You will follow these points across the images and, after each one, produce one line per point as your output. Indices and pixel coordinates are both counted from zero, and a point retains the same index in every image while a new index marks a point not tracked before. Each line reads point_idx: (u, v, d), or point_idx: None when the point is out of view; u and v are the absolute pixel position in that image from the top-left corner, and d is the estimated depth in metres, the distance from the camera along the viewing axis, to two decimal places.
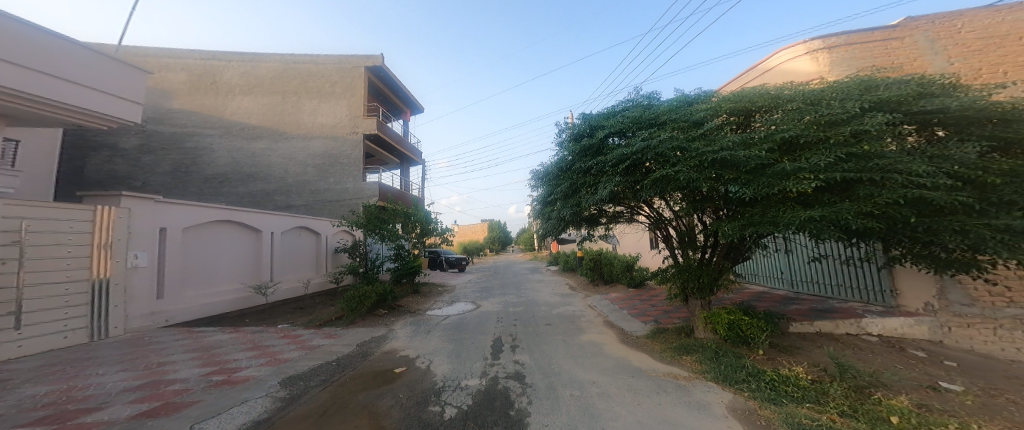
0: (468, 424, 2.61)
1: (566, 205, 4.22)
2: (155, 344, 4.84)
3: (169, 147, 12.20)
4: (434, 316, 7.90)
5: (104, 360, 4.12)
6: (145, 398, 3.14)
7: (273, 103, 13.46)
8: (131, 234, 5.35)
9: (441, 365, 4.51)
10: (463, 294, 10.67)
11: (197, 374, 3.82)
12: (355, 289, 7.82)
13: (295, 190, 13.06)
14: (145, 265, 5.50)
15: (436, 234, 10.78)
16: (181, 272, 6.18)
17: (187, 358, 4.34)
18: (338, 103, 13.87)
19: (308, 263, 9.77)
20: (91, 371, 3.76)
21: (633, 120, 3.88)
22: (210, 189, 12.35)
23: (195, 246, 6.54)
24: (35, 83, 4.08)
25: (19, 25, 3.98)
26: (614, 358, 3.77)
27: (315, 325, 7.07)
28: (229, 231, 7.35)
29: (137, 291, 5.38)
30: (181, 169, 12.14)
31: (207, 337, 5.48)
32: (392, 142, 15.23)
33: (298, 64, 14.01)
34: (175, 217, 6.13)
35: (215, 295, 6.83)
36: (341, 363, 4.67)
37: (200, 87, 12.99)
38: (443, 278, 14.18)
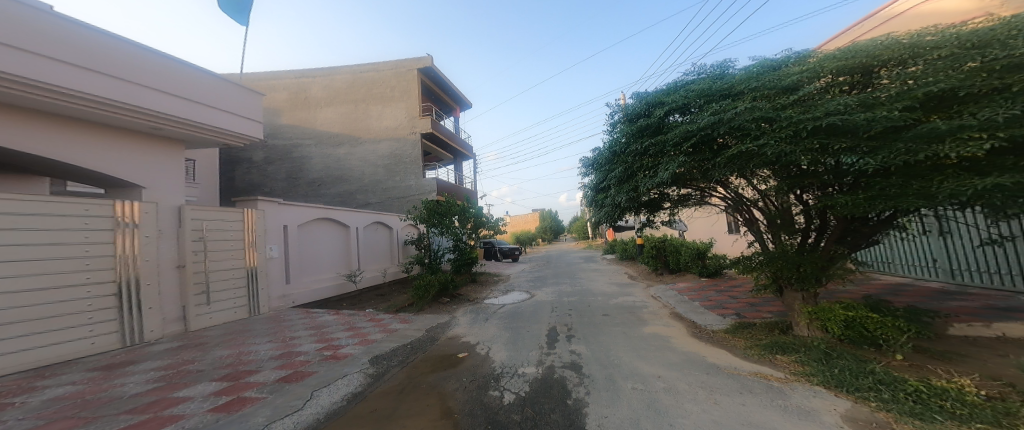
0: (527, 410, 2.67)
1: (621, 191, 4.02)
2: (287, 321, 5.76)
3: (282, 157, 14.30)
4: (491, 304, 8.19)
5: (257, 331, 5.03)
6: (284, 366, 3.73)
7: (348, 112, 14.77)
8: (267, 230, 6.47)
9: (499, 352, 4.67)
10: (517, 283, 10.85)
11: (314, 348, 4.44)
12: (420, 278, 8.44)
13: (371, 189, 14.30)
14: (277, 256, 6.65)
15: (489, 226, 11.23)
16: (299, 261, 7.29)
17: (306, 334, 5.06)
18: (398, 106, 14.75)
19: (384, 255, 10.72)
20: (251, 339, 4.60)
21: (699, 93, 3.55)
22: (313, 191, 14.23)
23: (305, 240, 7.59)
24: (195, 112, 5.17)
25: (171, 63, 4.94)
26: (683, 353, 3.53)
27: (392, 310, 7.76)
28: (329, 226, 8.37)
29: (274, 277, 6.57)
30: (293, 175, 14.22)
31: (319, 317, 6.35)
32: (445, 139, 15.87)
33: (367, 73, 15.16)
34: (292, 215, 7.19)
35: (322, 281, 7.89)
36: (414, 346, 5.09)
37: (297, 102, 14.75)
38: (500, 268, 14.59)
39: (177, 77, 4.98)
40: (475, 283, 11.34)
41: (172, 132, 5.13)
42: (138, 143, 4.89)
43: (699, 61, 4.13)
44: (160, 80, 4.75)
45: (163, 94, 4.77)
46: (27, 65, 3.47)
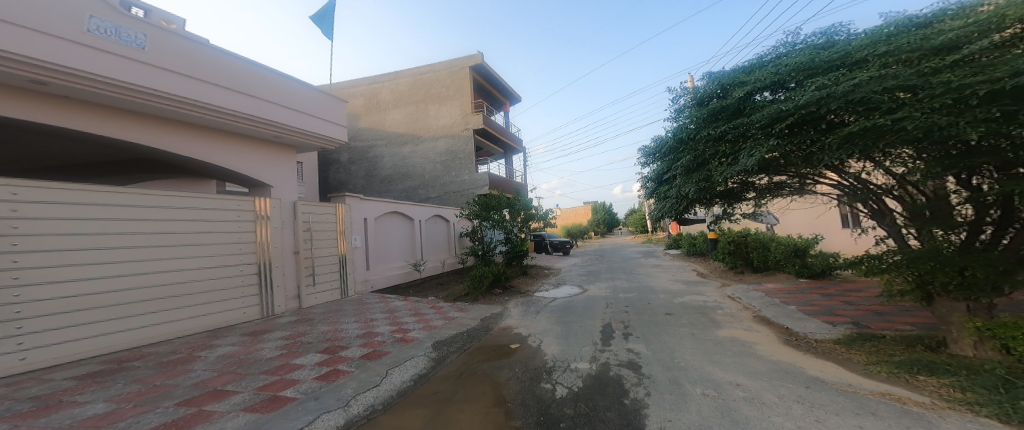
0: (581, 405, 2.62)
1: (690, 181, 3.78)
2: (368, 306, 6.64)
3: (360, 158, 15.90)
4: (544, 297, 8.21)
5: (348, 312, 6.03)
6: (366, 345, 4.33)
7: (410, 113, 15.75)
8: (352, 222, 7.70)
9: (551, 345, 4.65)
10: (569, 277, 10.71)
11: (388, 331, 5.03)
12: (476, 269, 8.72)
13: (431, 184, 15.13)
14: (360, 245, 7.85)
15: (538, 219, 11.33)
16: (377, 250, 8.41)
17: (381, 318, 5.70)
18: (452, 104, 15.29)
19: (444, 246, 11.46)
20: (341, 321, 5.42)
21: (795, 67, 3.11)
22: (383, 187, 15.55)
23: (381, 231, 8.65)
24: (297, 117, 6.24)
25: (280, 77, 6.01)
26: (771, 363, 3.18)
27: (451, 299, 8.16)
28: (399, 219, 9.30)
29: (357, 263, 7.79)
30: (370, 173, 15.72)
31: (392, 303, 7.11)
32: (496, 133, 16.13)
33: (428, 74, 15.90)
34: (372, 209, 8.34)
35: (393, 269, 8.88)
36: (470, 334, 5.29)
37: (370, 106, 16.23)
38: (550, 261, 14.52)
39: (292, 93, 6.22)
40: (526, 276, 11.42)
41: (290, 141, 6.46)
42: (270, 149, 6.28)
43: (798, 29, 3.60)
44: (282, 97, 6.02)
45: (272, 103, 5.83)
46: (205, 93, 4.79)
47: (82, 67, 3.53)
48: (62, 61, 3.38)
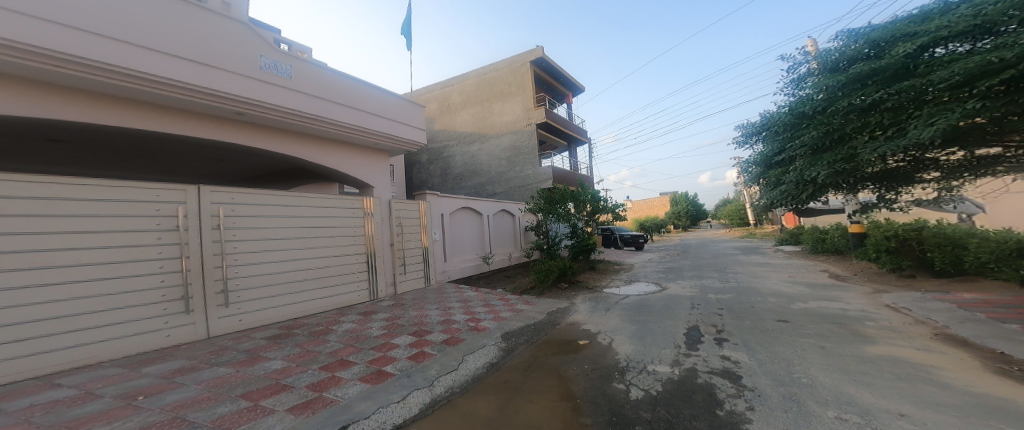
0: (662, 414, 2.39)
1: (886, 144, 4.43)
2: (446, 295, 8.23)
3: (435, 158, 17.18)
4: (615, 294, 7.82)
5: (431, 300, 7.67)
6: (447, 332, 5.48)
7: (476, 112, 16.38)
8: (430, 220, 9.79)
9: (624, 345, 4.37)
10: (644, 274, 10.01)
11: (465, 320, 6.08)
12: (541, 263, 8.74)
13: (497, 180, 15.55)
14: (436, 238, 9.87)
15: (607, 212, 10.88)
16: (449, 244, 10.31)
17: (460, 310, 6.76)
18: (515, 100, 15.43)
19: (510, 241, 12.72)
20: (427, 310, 6.78)
21: (963, 28, 4.04)
22: (455, 185, 16.51)
23: (453, 227, 10.52)
24: (389, 124, 8.66)
25: (377, 94, 8.52)
26: (946, 395, 2.50)
27: (517, 292, 8.30)
28: (468, 214, 11.19)
29: (435, 255, 9.84)
30: (444, 172, 16.87)
31: (465, 292, 8.57)
32: (559, 126, 15.82)
33: (494, 72, 16.21)
34: (445, 208, 10.26)
35: (463, 260, 10.67)
36: (537, 327, 5.43)
37: (442, 109, 17.38)
38: (621, 256, 13.78)
39: (377, 100, 8.45)
40: (593, 270, 11.11)
41: (382, 145, 8.81)
42: (367, 152, 8.75)
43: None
44: (371, 105, 8.24)
45: (371, 115, 8.32)
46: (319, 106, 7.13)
47: (254, 96, 6.11)
48: (245, 91, 5.97)
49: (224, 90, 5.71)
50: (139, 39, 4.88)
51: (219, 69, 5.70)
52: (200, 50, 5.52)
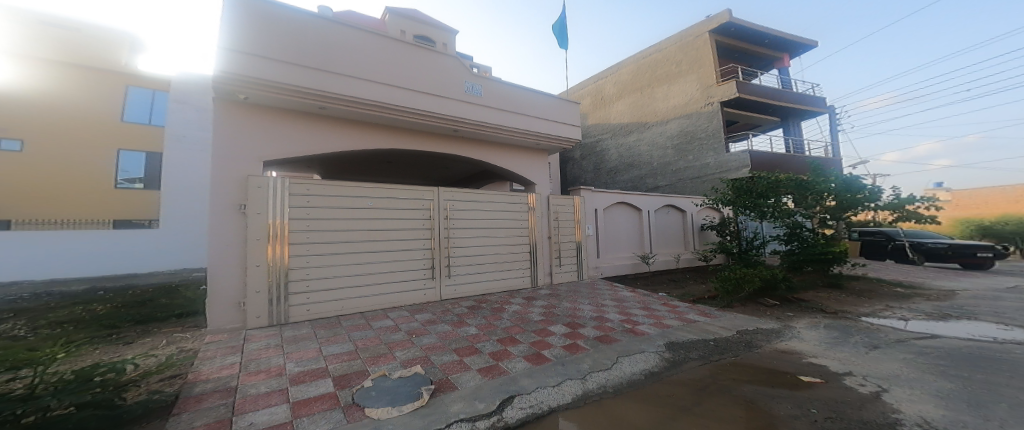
0: None
1: None
2: (595, 291, 7.23)
3: (590, 153, 16.77)
4: (882, 326, 5.15)
5: (580, 295, 6.82)
6: (599, 329, 4.94)
7: (634, 101, 14.88)
8: (585, 213, 8.66)
9: (906, 399, 2.79)
10: (960, 310, 6.10)
11: (618, 319, 5.40)
12: (730, 269, 6.91)
13: (660, 172, 13.63)
14: (591, 233, 8.73)
15: (862, 207, 7.62)
16: (605, 240, 9.02)
17: (612, 307, 6.08)
18: (687, 79, 13.04)
19: (677, 238, 10.60)
20: (577, 302, 6.27)
21: None
22: (610, 179, 15.61)
23: (609, 221, 9.25)
24: (567, 131, 8.05)
25: (557, 102, 7.99)
26: None
27: (689, 299, 6.93)
28: (625, 208, 9.64)
29: (589, 251, 8.61)
30: (600, 167, 16.28)
31: (619, 292, 7.26)
32: (760, 98, 12.42)
33: (669, 50, 13.93)
34: (600, 200, 9.07)
35: (620, 259, 9.29)
36: (719, 345, 4.45)
37: (597, 103, 16.78)
38: (884, 275, 9.21)
39: (549, 103, 7.81)
40: (827, 286, 8.00)
41: (554, 149, 8.17)
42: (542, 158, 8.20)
43: None
44: (545, 110, 7.70)
45: (552, 122, 7.80)
46: (508, 119, 7.04)
47: (460, 113, 6.36)
48: (454, 111, 6.24)
49: (439, 113, 6.09)
50: (382, 77, 5.60)
51: (437, 95, 6.11)
52: (423, 80, 6.03)
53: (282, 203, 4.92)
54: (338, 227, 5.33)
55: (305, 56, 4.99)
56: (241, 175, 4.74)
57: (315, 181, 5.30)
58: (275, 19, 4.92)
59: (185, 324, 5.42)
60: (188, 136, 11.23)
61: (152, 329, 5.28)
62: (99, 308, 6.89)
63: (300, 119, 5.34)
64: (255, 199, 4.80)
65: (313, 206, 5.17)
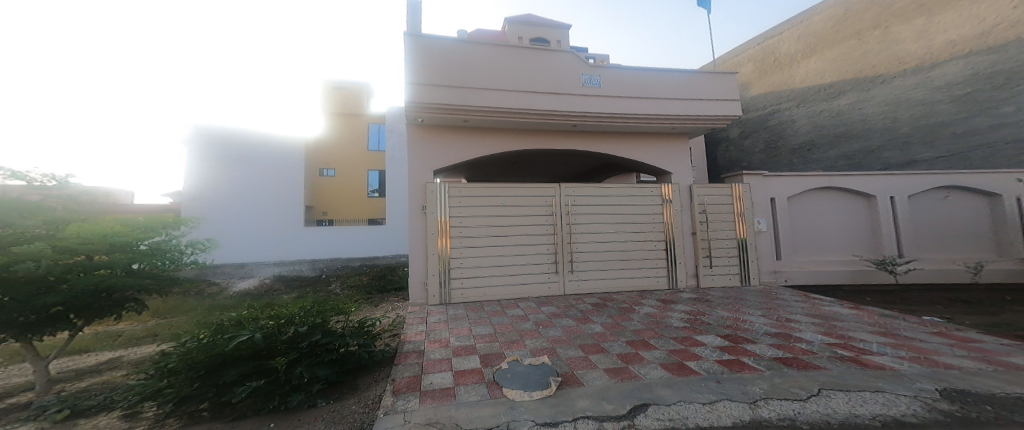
0: None
1: None
2: (782, 300, 6.99)
3: (764, 128, 14.22)
4: None
5: (753, 305, 6.83)
6: (780, 348, 4.01)
7: (843, 54, 14.30)
8: (756, 204, 8.16)
9: None
10: None
11: (823, 345, 4.18)
12: None
13: (918, 139, 9.81)
14: (765, 229, 8.13)
15: None
16: (806, 237, 8.22)
17: (805, 323, 5.25)
18: (966, 7, 11.22)
19: (950, 238, 7.87)
20: (750, 313, 6.36)
21: None
22: (800, 159, 12.31)
23: (805, 214, 8.21)
24: (722, 105, 8.16)
25: (720, 79, 8.30)
26: None
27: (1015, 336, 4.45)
28: (831, 196, 8.26)
29: (765, 252, 8.12)
30: (771, 146, 13.54)
31: (820, 306, 6.61)
32: None
33: (833, 22, 15.94)
34: (780, 187, 8.27)
35: (834, 263, 8.00)
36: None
37: (768, 69, 17.50)
38: None
39: (674, 82, 8.10)
40: None
41: (682, 128, 8.41)
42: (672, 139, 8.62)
43: None
44: (666, 91, 8.00)
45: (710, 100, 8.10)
46: (640, 106, 7.89)
47: (575, 109, 7.64)
48: (570, 107, 7.56)
49: (555, 109, 7.46)
50: (509, 87, 7.36)
51: (552, 93, 7.49)
52: (520, 82, 7.43)
53: (445, 202, 7.35)
54: (483, 219, 7.53)
55: (450, 78, 7.00)
56: (423, 183, 7.36)
57: (465, 185, 7.52)
58: (440, 54, 7.09)
59: (397, 293, 10.35)
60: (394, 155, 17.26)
61: (384, 297, 10.07)
62: (363, 278, 13.15)
63: (479, 130, 7.81)
64: (431, 200, 7.36)
65: (464, 214, 7.42)
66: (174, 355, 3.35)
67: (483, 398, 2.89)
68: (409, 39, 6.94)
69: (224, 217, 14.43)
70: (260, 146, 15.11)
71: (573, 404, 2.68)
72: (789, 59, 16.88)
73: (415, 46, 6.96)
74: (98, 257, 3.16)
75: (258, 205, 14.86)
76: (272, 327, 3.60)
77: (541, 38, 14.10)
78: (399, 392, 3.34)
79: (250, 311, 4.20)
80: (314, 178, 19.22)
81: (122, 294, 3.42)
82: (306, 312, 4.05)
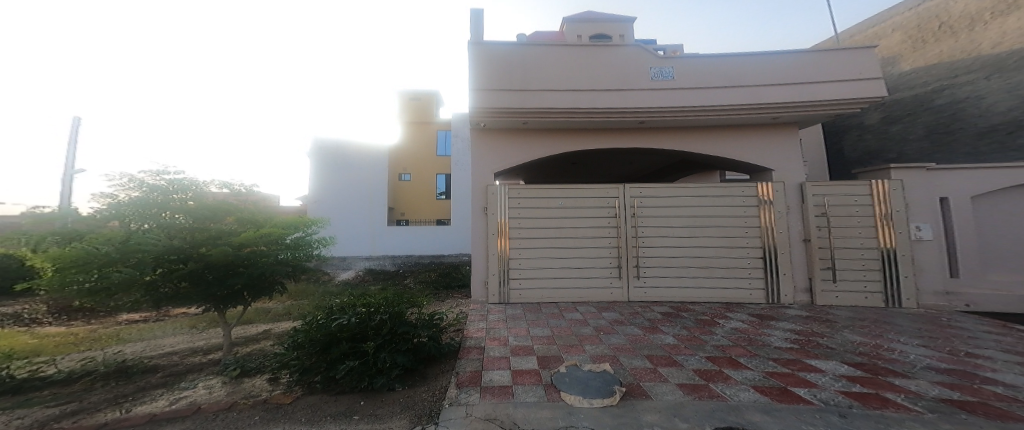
0: None
1: None
2: (957, 328, 5.53)
3: (916, 110, 10.70)
4: None
5: (901, 328, 5.59)
6: (954, 400, 3.45)
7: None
8: (907, 204, 6.60)
9: None
10: None
11: (939, 381, 3.91)
12: None
13: None
14: (928, 238, 6.50)
15: None
16: (980, 252, 6.37)
17: (928, 348, 4.87)
18: None
19: None
20: (892, 336, 5.31)
21: None
22: (993, 145, 9.01)
23: (992, 218, 6.41)
24: (836, 88, 6.65)
25: (837, 54, 6.77)
26: None
27: None
28: (1000, 195, 6.44)
29: (925, 266, 6.49)
30: (940, 129, 9.98)
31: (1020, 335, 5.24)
32: None
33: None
34: (954, 185, 6.50)
35: None
36: None
37: (928, 36, 12.42)
38: None
39: (774, 67, 6.83)
40: None
41: (790, 117, 7.01)
42: (778, 131, 7.27)
43: None
44: (764, 76, 6.79)
45: (816, 82, 6.68)
46: (726, 95, 6.78)
47: (649, 103, 6.81)
48: (640, 102, 6.80)
49: (623, 106, 6.82)
50: (567, 85, 6.89)
51: (618, 89, 6.88)
52: (597, 78, 6.94)
53: (504, 206, 7.23)
54: (548, 220, 7.30)
55: (514, 81, 6.83)
56: (483, 185, 7.31)
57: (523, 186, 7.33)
58: (500, 58, 6.98)
59: (461, 291, 10.66)
60: (461, 161, 19.95)
61: (450, 293, 10.43)
62: (432, 275, 14.44)
63: (546, 135, 7.52)
64: (492, 201, 7.26)
65: (522, 217, 7.29)
66: (301, 332, 4.00)
67: (541, 400, 3.41)
68: (471, 46, 6.99)
69: (339, 216, 18.73)
70: (359, 157, 19.23)
71: (640, 418, 3.02)
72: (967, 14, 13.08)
73: (476, 53, 6.98)
74: (248, 249, 4.32)
75: (358, 205, 18.92)
76: (365, 314, 4.02)
77: (601, 35, 16.22)
78: (465, 386, 3.73)
79: (353, 297, 4.54)
80: (395, 182, 22.15)
81: (271, 281, 4.78)
82: (390, 300, 4.32)
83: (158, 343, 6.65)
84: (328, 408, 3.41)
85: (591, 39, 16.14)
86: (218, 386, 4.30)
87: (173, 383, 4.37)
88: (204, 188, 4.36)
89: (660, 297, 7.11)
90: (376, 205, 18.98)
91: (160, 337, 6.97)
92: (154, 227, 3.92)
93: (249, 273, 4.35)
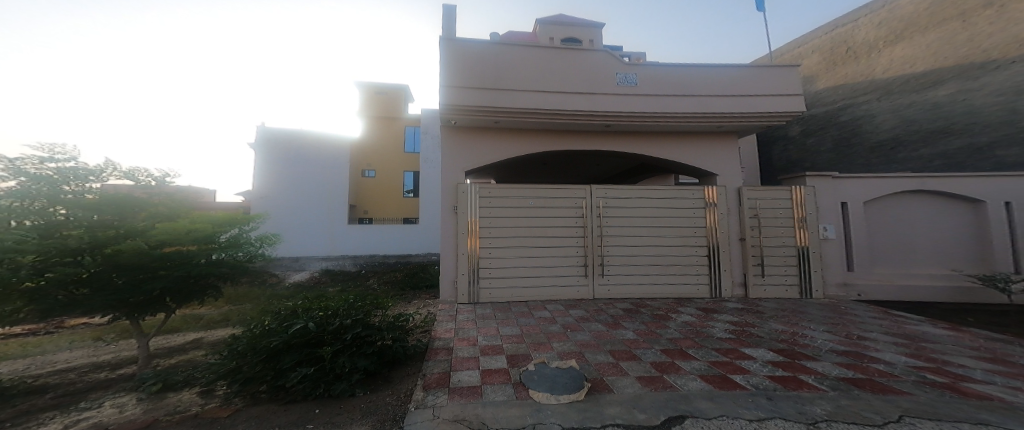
0: None
1: None
2: (854, 316, 6.52)
3: (827, 126, 13.04)
4: None
5: (813, 317, 6.44)
6: (850, 379, 3.86)
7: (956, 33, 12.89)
8: (818, 208, 7.72)
9: None
10: None
11: (843, 362, 4.46)
12: None
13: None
14: (832, 237, 7.66)
15: None
16: (869, 250, 7.61)
17: (837, 334, 5.59)
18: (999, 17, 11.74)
19: (958, 249, 7.46)
20: (806, 324, 6.13)
21: None
22: (879, 157, 11.00)
23: (878, 220, 7.69)
24: (771, 101, 7.62)
25: (769, 71, 7.80)
26: None
27: None
28: (885, 201, 7.72)
29: (830, 262, 7.62)
30: (843, 143, 12.16)
31: (902, 321, 6.27)
32: None
33: (930, 10, 14.81)
34: (852, 192, 7.70)
35: (915, 278, 7.48)
36: None
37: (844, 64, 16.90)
38: None
39: (721, 80, 7.67)
40: None
41: (730, 126, 7.88)
42: (721, 140, 8.17)
43: None
44: (712, 88, 7.62)
45: (755, 96, 7.61)
46: (681, 103, 7.50)
47: (612, 108, 7.37)
48: (604, 105, 7.33)
49: (589, 109, 7.32)
50: (536, 86, 7.25)
51: (585, 92, 7.37)
52: (563, 81, 7.38)
53: (475, 203, 7.47)
54: (516, 220, 7.60)
55: (487, 80, 7.08)
56: (454, 182, 7.47)
57: (494, 185, 7.58)
58: (473, 55, 7.17)
59: (426, 292, 10.64)
60: (430, 158, 19.73)
61: (416, 294, 10.37)
62: (397, 276, 14.30)
63: (516, 135, 7.83)
64: (463, 200, 7.47)
65: (493, 216, 7.55)
66: (244, 338, 3.76)
67: (510, 399, 3.24)
68: (444, 42, 7.10)
69: (290, 214, 17.87)
70: (315, 152, 18.46)
71: (603, 412, 2.94)
72: (868, 57, 16.15)
73: (449, 50, 7.12)
74: (169, 250, 4.14)
75: (313, 203, 18.15)
76: (321, 318, 3.75)
77: (572, 38, 16.88)
78: (431, 388, 3.51)
79: (306, 301, 4.26)
80: (358, 179, 21.48)
81: (204, 285, 4.64)
82: (351, 304, 4.08)
83: (47, 359, 5.93)
84: (277, 418, 3.08)
85: (560, 42, 16.74)
86: (131, 403, 4.01)
87: (70, 404, 4.05)
88: (106, 180, 3.91)
89: (621, 294, 7.67)
90: (334, 202, 18.27)
91: (50, 353, 6.25)
92: (42, 224, 3.40)
93: (171, 276, 4.14)
